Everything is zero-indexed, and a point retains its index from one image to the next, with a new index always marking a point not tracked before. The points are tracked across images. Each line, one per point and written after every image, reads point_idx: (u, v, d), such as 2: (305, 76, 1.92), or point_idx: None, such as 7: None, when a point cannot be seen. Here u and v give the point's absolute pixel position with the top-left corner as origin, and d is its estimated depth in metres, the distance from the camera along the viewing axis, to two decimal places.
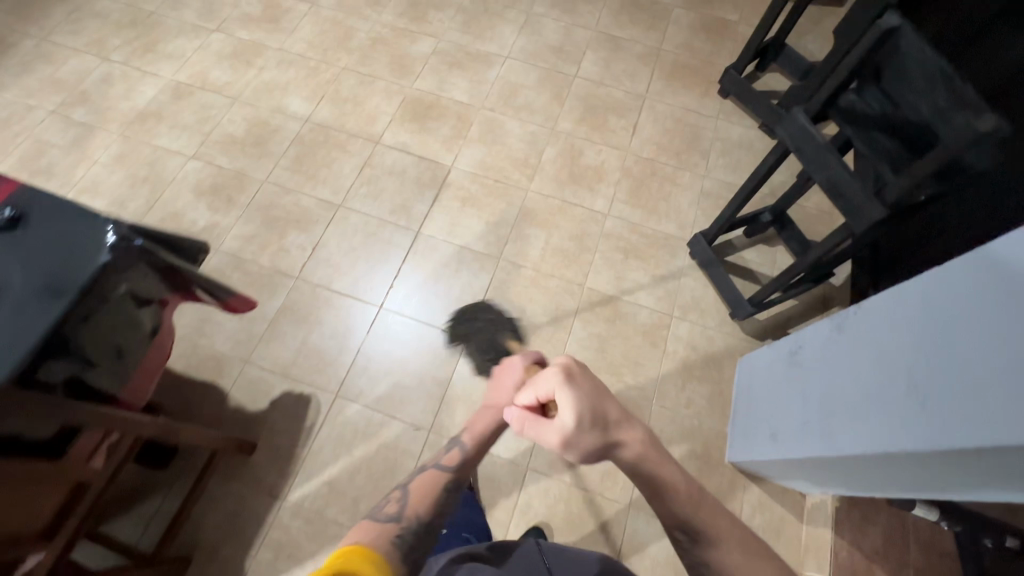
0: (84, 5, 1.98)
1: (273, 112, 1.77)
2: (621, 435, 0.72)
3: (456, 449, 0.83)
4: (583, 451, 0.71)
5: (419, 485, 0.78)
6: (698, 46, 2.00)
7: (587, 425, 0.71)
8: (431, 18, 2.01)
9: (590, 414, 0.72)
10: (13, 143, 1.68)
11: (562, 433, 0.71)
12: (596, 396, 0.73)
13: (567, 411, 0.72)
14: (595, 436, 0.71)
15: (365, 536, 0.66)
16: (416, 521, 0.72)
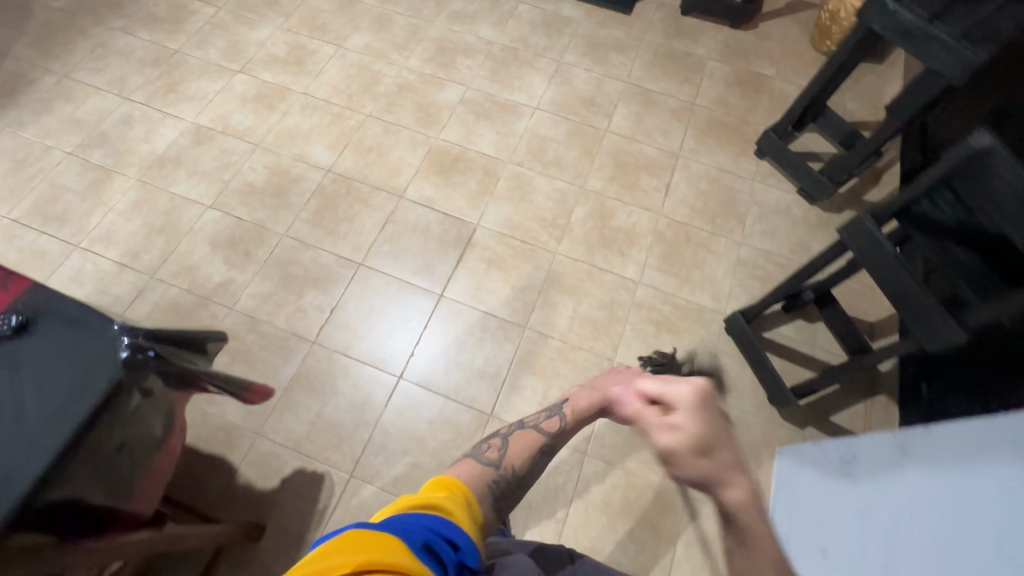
0: (107, 41, 1.94)
1: (295, 161, 1.72)
2: (729, 477, 0.56)
3: (558, 418, 0.86)
4: (684, 469, 0.57)
5: (518, 438, 0.82)
6: (734, 102, 1.94)
7: (701, 440, 0.58)
8: (459, 65, 1.96)
9: (704, 439, 0.58)
10: (28, 186, 1.64)
11: (671, 444, 0.58)
12: (720, 426, 0.60)
13: (685, 425, 0.59)
14: (705, 459, 0.57)
15: (467, 472, 0.72)
16: (513, 472, 0.75)
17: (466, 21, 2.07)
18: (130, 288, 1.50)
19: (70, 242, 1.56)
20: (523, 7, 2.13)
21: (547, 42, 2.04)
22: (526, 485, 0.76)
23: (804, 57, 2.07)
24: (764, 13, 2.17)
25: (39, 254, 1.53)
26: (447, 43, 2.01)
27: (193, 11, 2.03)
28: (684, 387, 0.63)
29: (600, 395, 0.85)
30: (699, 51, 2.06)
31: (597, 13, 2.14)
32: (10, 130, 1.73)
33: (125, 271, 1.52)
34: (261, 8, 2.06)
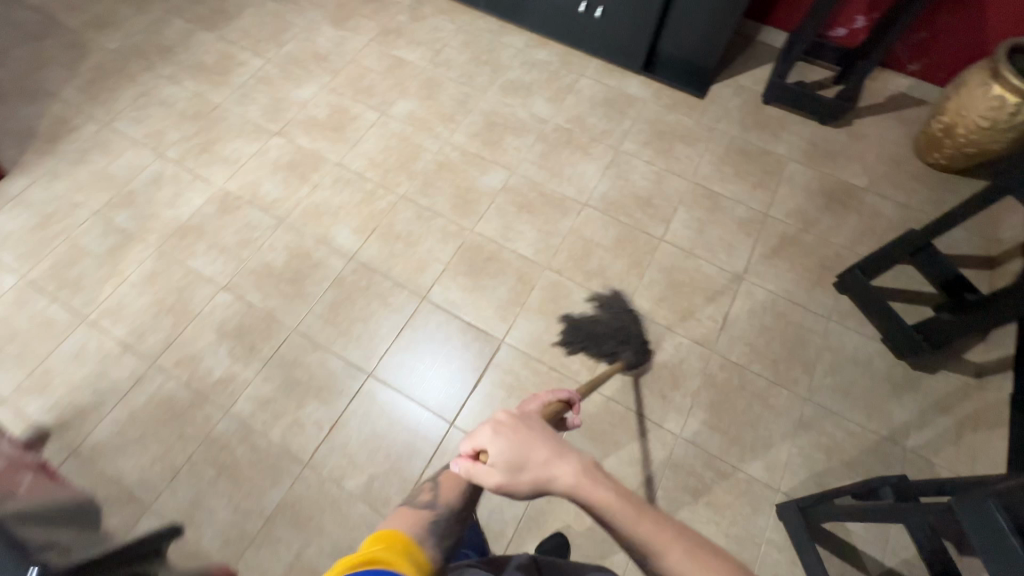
0: (152, 89, 1.89)
1: (317, 243, 1.61)
2: (557, 462, 0.63)
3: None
4: (517, 495, 0.63)
5: (450, 475, 0.73)
6: (815, 216, 1.69)
7: (512, 465, 0.63)
8: (507, 144, 1.80)
9: (521, 452, 0.64)
10: (49, 245, 1.59)
11: (493, 477, 0.63)
12: (529, 433, 0.66)
13: (491, 455, 0.64)
14: (523, 476, 0.63)
15: (403, 520, 0.64)
16: (456, 506, 0.68)
17: (520, 93, 1.91)
18: (128, 374, 1.41)
19: (79, 314, 1.49)
20: (585, 81, 1.94)
21: (606, 125, 1.85)
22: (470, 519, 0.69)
23: (904, 167, 1.78)
24: (860, 108, 1.90)
25: (46, 324, 1.47)
26: (497, 118, 1.85)
27: (241, 61, 1.96)
28: (477, 424, 0.67)
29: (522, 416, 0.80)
30: (780, 149, 1.82)
31: (666, 94, 1.93)
32: (43, 180, 1.69)
33: (126, 353, 1.44)
34: (309, 63, 1.96)
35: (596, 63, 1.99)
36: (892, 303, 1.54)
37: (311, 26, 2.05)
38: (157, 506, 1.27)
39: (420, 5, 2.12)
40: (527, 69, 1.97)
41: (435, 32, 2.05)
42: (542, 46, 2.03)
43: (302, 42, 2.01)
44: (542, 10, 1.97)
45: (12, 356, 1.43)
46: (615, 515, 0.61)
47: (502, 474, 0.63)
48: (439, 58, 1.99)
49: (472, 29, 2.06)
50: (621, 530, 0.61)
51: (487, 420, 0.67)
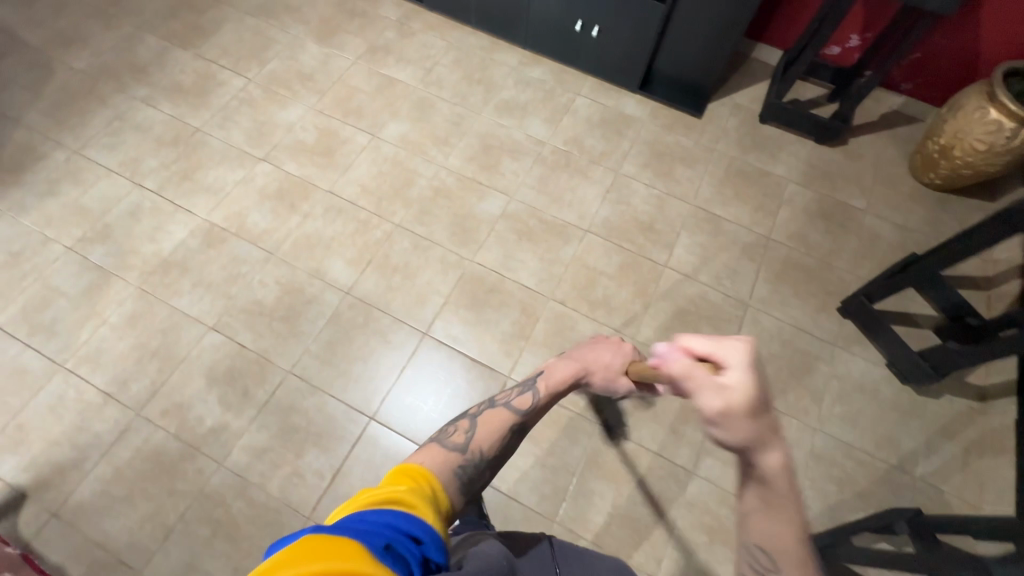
0: (126, 113, 1.78)
1: (310, 277, 1.53)
2: (771, 441, 0.56)
3: (530, 395, 0.90)
4: (727, 432, 0.57)
5: (489, 420, 0.81)
6: (816, 239, 1.68)
7: (751, 410, 0.56)
8: (504, 168, 1.75)
9: (762, 405, 0.57)
10: (19, 286, 1.48)
11: (729, 401, 0.57)
12: (769, 408, 0.57)
13: (740, 383, 0.57)
14: (751, 424, 0.56)
15: (433, 459, 0.68)
16: (484, 453, 0.74)
17: (515, 114, 1.86)
18: (111, 427, 1.33)
19: (54, 362, 1.39)
20: (581, 100, 1.90)
21: (604, 146, 1.81)
22: (491, 469, 0.75)
23: (899, 187, 1.79)
24: (855, 127, 1.90)
25: (19, 374, 1.37)
26: (493, 140, 1.79)
27: (221, 81, 1.86)
28: (740, 351, 0.60)
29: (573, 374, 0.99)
30: (778, 170, 1.81)
31: (663, 113, 1.90)
32: (10, 215, 1.58)
33: (108, 403, 1.35)
34: (293, 82, 1.87)
35: (591, 81, 1.95)
36: (896, 327, 1.54)
37: (294, 43, 1.96)
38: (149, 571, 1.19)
39: (408, 20, 2.04)
40: (522, 88, 1.91)
41: (425, 49, 1.98)
42: (536, 63, 1.97)
43: (285, 60, 1.92)
44: (535, 28, 1.91)
45: None
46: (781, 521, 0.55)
47: (720, 404, 0.57)
48: (430, 76, 1.92)
49: (464, 45, 2.00)
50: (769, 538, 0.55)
51: (751, 357, 0.60)
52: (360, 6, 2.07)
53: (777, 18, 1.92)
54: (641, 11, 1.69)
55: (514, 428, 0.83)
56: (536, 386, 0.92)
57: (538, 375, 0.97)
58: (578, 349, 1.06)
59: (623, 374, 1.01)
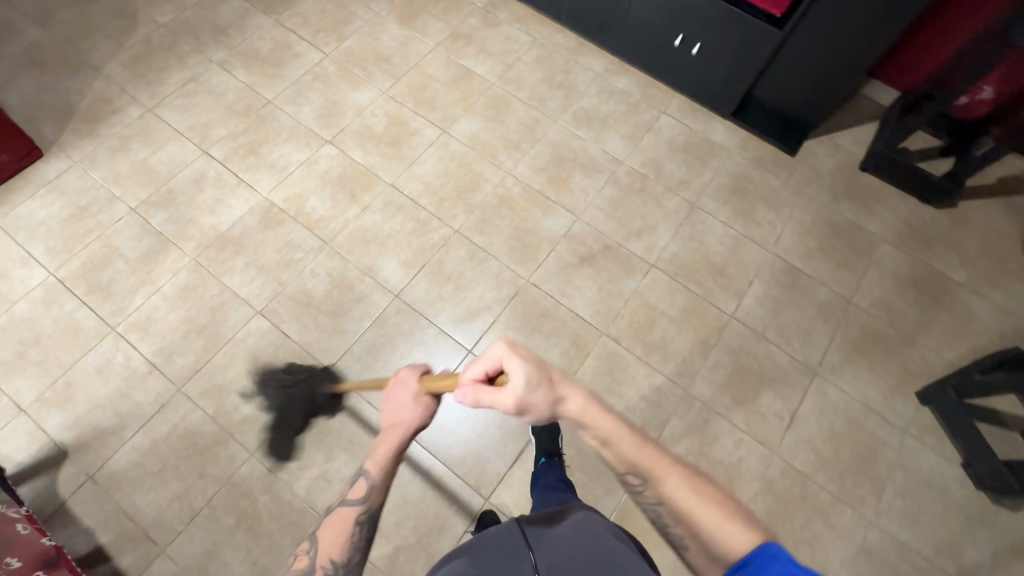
0: (201, 75, 1.76)
1: (362, 274, 1.49)
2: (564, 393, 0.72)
3: (361, 480, 0.79)
4: (535, 411, 0.70)
5: (330, 528, 0.77)
6: (903, 311, 1.53)
7: (535, 384, 0.70)
8: (574, 184, 1.65)
9: (536, 377, 0.71)
10: (82, 241, 1.50)
11: (515, 398, 0.69)
12: (546, 364, 0.73)
13: (517, 375, 0.70)
14: (542, 393, 0.70)
15: None
16: (335, 564, 0.74)
17: (594, 126, 1.74)
18: (152, 399, 1.34)
19: (107, 323, 1.41)
20: (665, 120, 1.77)
21: (684, 175, 1.68)
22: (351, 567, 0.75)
23: (1008, 264, 1.61)
24: (968, 190, 1.71)
25: (73, 331, 1.40)
26: (567, 152, 1.69)
27: (298, 53, 1.81)
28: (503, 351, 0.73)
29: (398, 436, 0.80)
30: (872, 226, 1.65)
31: (753, 146, 1.75)
32: (82, 167, 1.59)
33: (152, 374, 1.36)
34: (370, 63, 1.81)
35: (679, 101, 1.81)
36: (980, 426, 1.40)
37: (376, 22, 1.89)
38: (172, 551, 1.21)
39: (495, 9, 1.94)
40: (605, 99, 1.79)
41: (508, 43, 1.88)
42: (623, 73, 1.85)
43: (364, 38, 1.85)
44: (629, 34, 1.78)
45: (35, 362, 1.36)
46: (620, 439, 0.71)
47: (517, 402, 0.69)
48: (510, 73, 1.82)
49: (549, 44, 1.88)
50: (623, 452, 0.71)
51: (515, 350, 0.73)
52: None
53: (906, 52, 1.72)
54: (751, 37, 1.54)
55: (363, 519, 0.78)
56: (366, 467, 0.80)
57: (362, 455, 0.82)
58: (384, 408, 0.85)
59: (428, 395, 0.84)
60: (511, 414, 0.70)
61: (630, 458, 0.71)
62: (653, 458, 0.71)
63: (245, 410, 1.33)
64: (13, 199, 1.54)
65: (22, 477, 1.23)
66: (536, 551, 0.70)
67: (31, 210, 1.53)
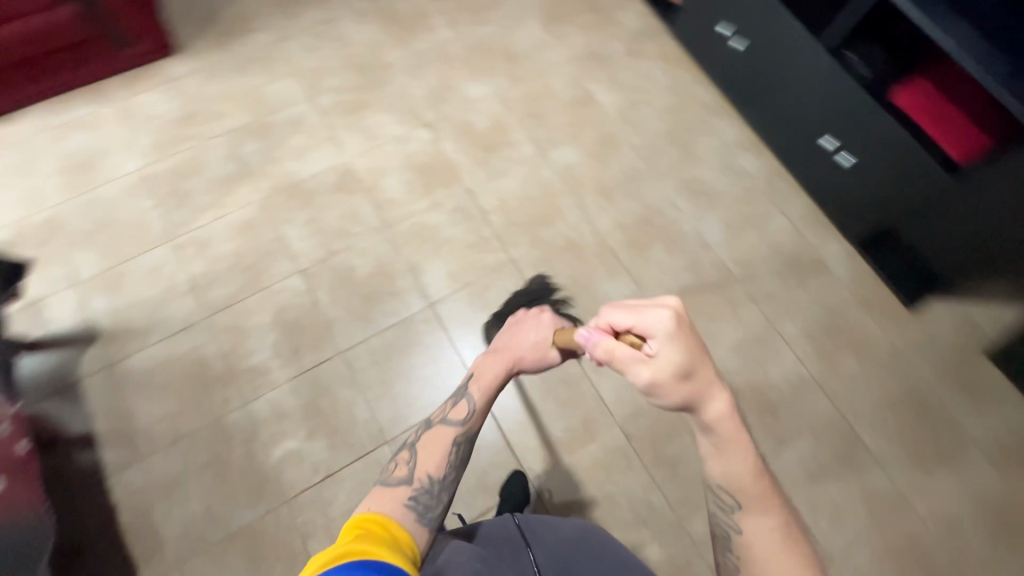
0: (336, 20, 1.77)
1: (407, 270, 1.47)
2: (709, 393, 0.60)
3: (463, 405, 0.91)
4: (664, 401, 0.61)
5: (427, 445, 0.85)
6: (966, 536, 1.30)
7: (677, 377, 0.60)
8: (651, 255, 1.52)
9: (688, 365, 0.60)
10: (179, 146, 1.58)
11: (650, 376, 0.61)
12: (704, 351, 0.61)
13: (663, 356, 0.61)
14: (681, 388, 0.60)
15: (383, 504, 0.74)
16: (430, 478, 0.80)
17: (697, 200, 1.59)
18: (182, 317, 1.40)
19: (170, 230, 1.48)
20: (778, 221, 1.58)
21: (774, 288, 1.50)
22: (445, 486, 0.81)
23: None
24: None
25: (141, 227, 1.48)
26: (656, 218, 1.56)
27: (431, 25, 1.78)
28: (664, 316, 0.62)
29: (505, 363, 0.98)
30: (972, 425, 1.39)
31: (866, 283, 1.52)
32: (203, 75, 1.67)
33: (190, 293, 1.42)
34: (496, 58, 1.74)
35: (803, 204, 1.60)
36: None
37: (519, 17, 1.81)
38: (147, 463, 1.27)
39: (643, 39, 1.80)
40: (721, 174, 1.62)
41: (643, 81, 1.74)
42: (753, 153, 1.66)
43: (500, 30, 1.78)
44: (781, 116, 1.57)
45: (101, 244, 1.46)
46: (739, 462, 0.62)
47: (650, 383, 0.61)
48: (631, 114, 1.69)
49: (685, 95, 1.72)
50: (733, 473, 0.62)
51: (676, 318, 0.62)
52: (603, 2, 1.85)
53: None
54: (922, 171, 1.29)
55: (460, 439, 0.87)
56: (470, 393, 0.92)
57: (468, 380, 0.96)
58: (504, 345, 1.03)
59: (552, 348, 0.99)
60: (639, 388, 0.62)
61: (733, 482, 0.63)
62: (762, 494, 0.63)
63: (254, 361, 1.37)
64: (138, 87, 1.64)
65: (54, 345, 1.35)
66: (535, 548, 0.86)
67: (149, 102, 1.62)
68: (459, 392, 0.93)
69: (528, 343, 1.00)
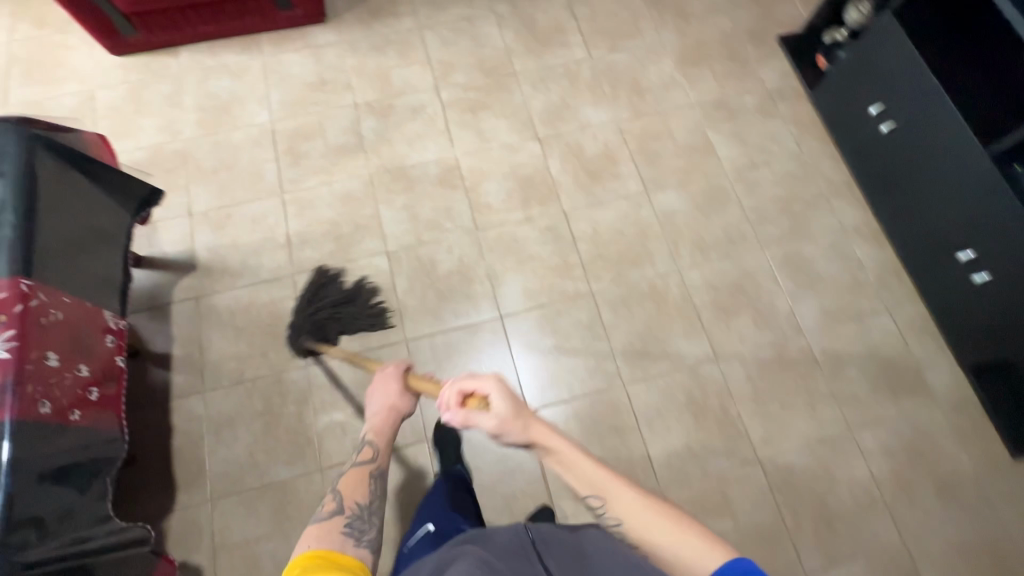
0: (476, 19, 1.81)
1: (486, 276, 1.48)
2: (535, 420, 0.75)
3: (369, 446, 0.92)
4: (512, 438, 0.74)
5: (348, 482, 0.87)
6: None
7: (511, 416, 0.75)
8: (735, 324, 1.45)
9: (515, 404, 0.76)
10: (306, 108, 1.67)
11: (493, 421, 0.75)
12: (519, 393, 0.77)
13: (496, 406, 0.76)
14: (516, 423, 0.74)
15: (317, 539, 0.75)
16: (359, 509, 0.82)
17: (798, 278, 1.50)
18: (270, 268, 1.47)
19: (280, 185, 1.57)
20: (882, 321, 1.47)
21: (860, 391, 1.39)
22: (373, 512, 0.84)
23: None
24: None
25: (256, 176, 1.57)
26: (749, 287, 1.49)
27: (566, 43, 1.78)
28: (490, 379, 0.79)
29: (385, 407, 0.97)
30: None
31: (967, 412, 1.38)
32: (344, 47, 1.75)
33: (283, 248, 1.49)
34: (623, 88, 1.72)
35: (914, 310, 1.48)
36: None
37: (655, 51, 1.78)
38: (207, 396, 1.34)
39: (778, 99, 1.72)
40: (829, 257, 1.53)
41: (769, 142, 1.66)
42: (870, 243, 1.55)
43: (633, 60, 1.76)
44: (910, 212, 1.47)
45: (219, 183, 1.57)
46: (578, 462, 0.70)
47: (496, 426, 0.75)
48: (748, 173, 1.62)
49: (810, 165, 1.63)
50: (579, 470, 0.70)
51: (496, 377, 0.79)
52: (744, 54, 1.79)
53: None
54: None
55: (379, 470, 0.89)
56: (368, 436, 0.93)
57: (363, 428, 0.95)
58: (371, 398, 0.99)
59: (411, 391, 0.99)
60: (491, 437, 0.76)
61: (590, 481, 0.69)
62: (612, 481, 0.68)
63: None
64: (285, 46, 1.75)
65: (157, 266, 1.45)
66: (547, 556, 0.65)
67: (290, 63, 1.72)
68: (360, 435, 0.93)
69: (393, 391, 0.98)
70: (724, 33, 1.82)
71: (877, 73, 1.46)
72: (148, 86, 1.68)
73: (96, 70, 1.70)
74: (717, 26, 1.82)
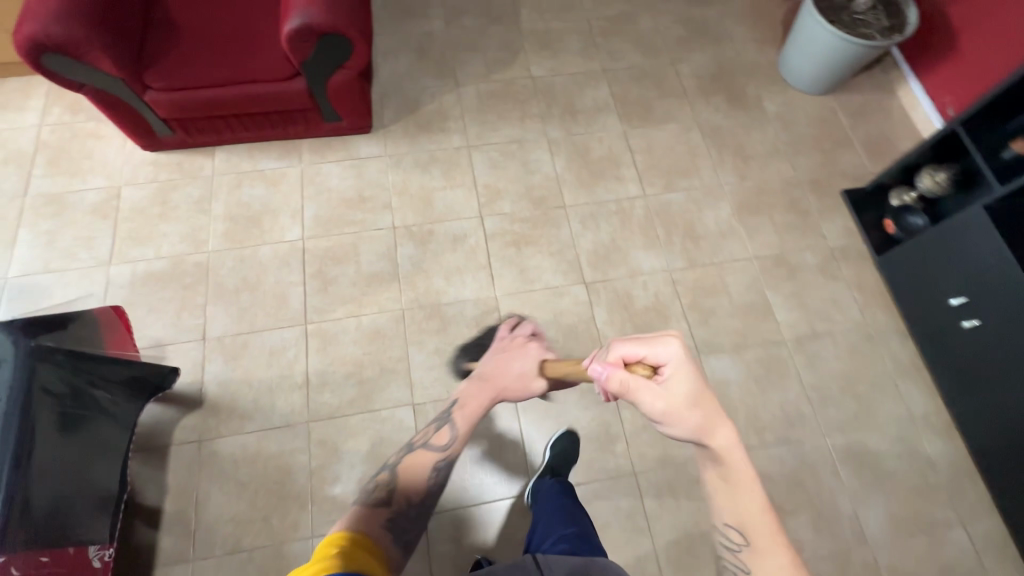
0: (527, 142, 1.73)
1: (521, 441, 1.34)
2: (716, 425, 0.69)
3: (447, 429, 0.89)
4: (679, 429, 0.69)
5: (408, 469, 0.83)
6: None
7: (688, 404, 0.69)
8: (792, 526, 1.30)
9: (698, 394, 0.70)
10: (341, 226, 1.57)
11: (669, 401, 0.69)
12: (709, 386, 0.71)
13: (675, 384, 0.70)
14: (694, 416, 0.69)
15: (360, 519, 0.70)
16: (409, 504, 0.77)
17: (861, 475, 1.36)
18: (284, 412, 1.34)
19: (304, 314, 1.45)
20: (955, 536, 1.31)
21: None
22: (422, 513, 0.79)
23: None
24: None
25: (280, 300, 1.46)
26: (808, 481, 1.34)
27: (620, 177, 1.70)
28: (674, 348, 0.72)
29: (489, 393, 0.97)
30: None
31: None
32: (387, 162, 1.67)
33: (301, 389, 1.36)
34: (677, 233, 1.62)
35: (991, 525, 1.33)
36: None
37: (712, 194, 1.69)
38: (196, 567, 1.19)
39: (841, 259, 1.62)
40: (897, 452, 1.39)
41: (831, 308, 1.55)
42: (941, 439, 1.40)
43: (689, 202, 1.67)
44: (991, 419, 1.31)
45: (240, 305, 1.45)
46: (746, 493, 0.68)
47: (666, 409, 0.69)
48: (809, 343, 1.50)
49: (875, 340, 1.51)
50: (741, 503, 0.68)
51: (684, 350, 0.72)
52: (805, 204, 1.70)
53: None
54: None
55: (441, 464, 0.86)
56: (454, 420, 0.90)
57: (454, 404, 0.95)
58: (490, 377, 1.01)
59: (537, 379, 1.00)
60: (654, 417, 0.70)
61: (745, 517, 0.68)
62: (769, 533, 0.67)
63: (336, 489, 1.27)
64: (326, 156, 1.66)
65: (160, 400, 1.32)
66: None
67: (330, 174, 1.64)
68: (442, 418, 0.91)
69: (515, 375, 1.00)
70: (785, 179, 1.73)
71: (961, 259, 1.35)
72: (177, 188, 1.59)
73: (125, 166, 1.61)
74: (777, 171, 1.74)
